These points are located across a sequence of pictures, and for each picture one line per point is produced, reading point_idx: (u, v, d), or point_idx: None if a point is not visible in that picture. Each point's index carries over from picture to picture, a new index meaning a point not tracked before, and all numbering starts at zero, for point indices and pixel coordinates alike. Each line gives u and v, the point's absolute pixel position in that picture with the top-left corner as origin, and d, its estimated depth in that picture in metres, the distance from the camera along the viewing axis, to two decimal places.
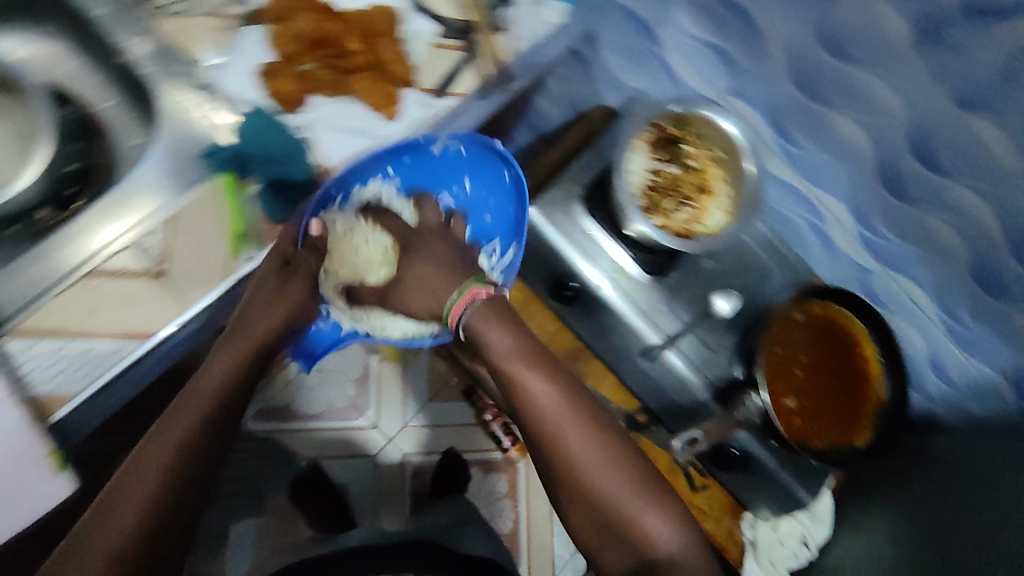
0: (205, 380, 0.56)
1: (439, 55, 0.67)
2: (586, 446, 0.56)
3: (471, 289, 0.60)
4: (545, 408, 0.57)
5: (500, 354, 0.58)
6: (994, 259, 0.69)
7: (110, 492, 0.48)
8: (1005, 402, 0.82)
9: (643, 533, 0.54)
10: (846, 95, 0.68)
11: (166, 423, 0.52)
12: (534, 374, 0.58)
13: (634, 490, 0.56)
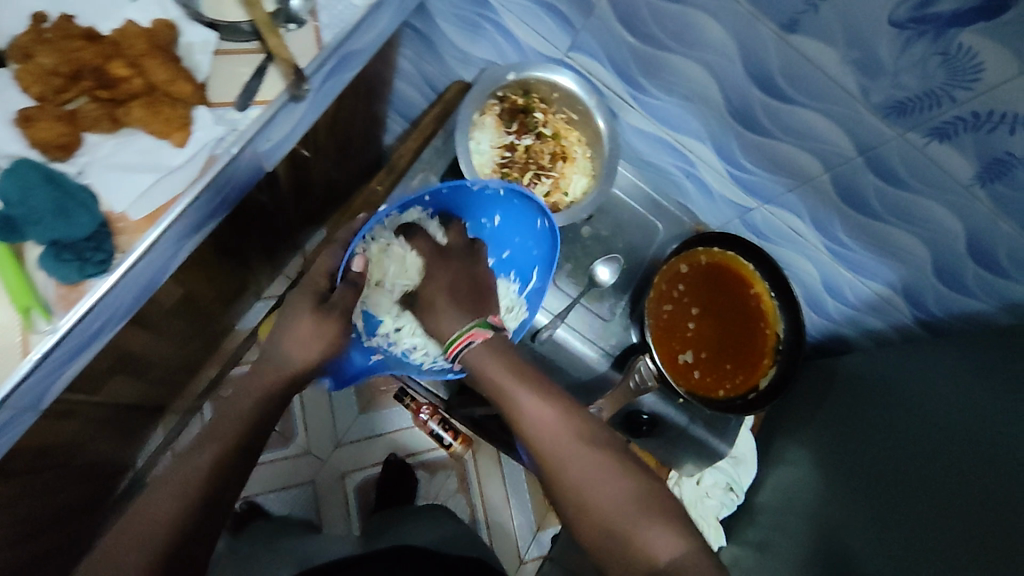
0: (227, 420, 0.56)
1: (231, 62, 0.60)
2: (581, 471, 0.58)
3: (472, 331, 0.65)
4: (542, 433, 0.59)
5: (497, 383, 0.62)
6: (855, 180, 0.67)
7: (147, 502, 0.50)
8: (898, 310, 0.83)
9: (643, 548, 0.54)
10: (677, 35, 0.64)
11: (193, 449, 0.53)
12: (529, 395, 0.61)
13: (627, 513, 0.56)
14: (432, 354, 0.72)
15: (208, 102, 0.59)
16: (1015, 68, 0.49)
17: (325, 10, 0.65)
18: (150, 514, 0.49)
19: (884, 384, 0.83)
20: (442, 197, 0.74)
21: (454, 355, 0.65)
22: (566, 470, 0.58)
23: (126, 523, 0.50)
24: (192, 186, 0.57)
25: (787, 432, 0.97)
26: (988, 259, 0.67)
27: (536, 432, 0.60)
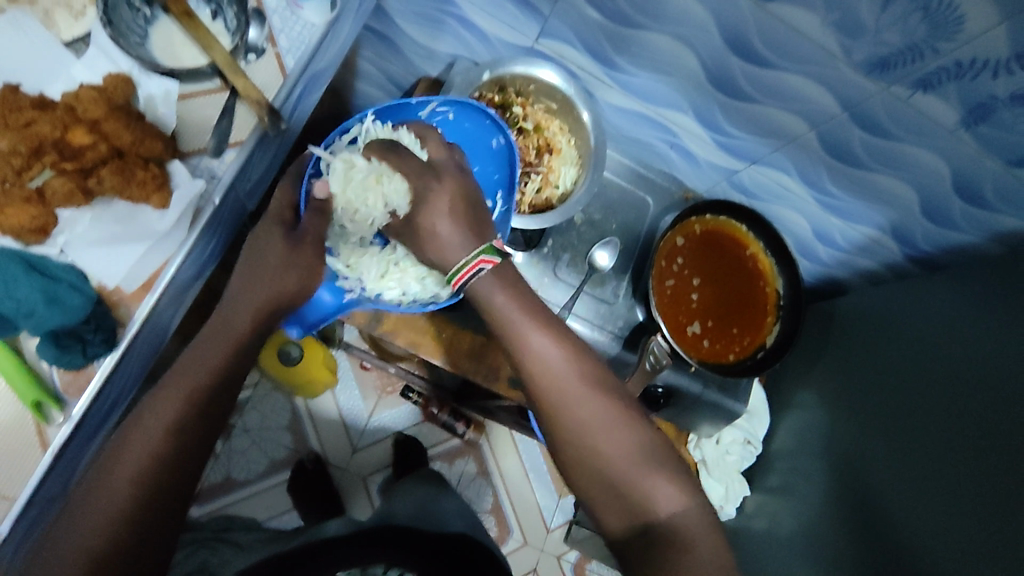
0: (196, 369, 0.52)
1: (198, 108, 0.58)
2: (595, 419, 0.55)
3: (478, 260, 0.57)
4: (553, 375, 0.56)
5: (505, 316, 0.58)
6: (840, 135, 0.68)
7: (115, 448, 0.48)
8: (888, 249, 0.85)
9: (647, 501, 0.54)
10: (648, 14, 0.62)
11: (155, 400, 0.50)
12: (541, 332, 0.57)
13: (636, 463, 0.55)
14: (410, 291, 0.70)
15: (182, 153, 0.57)
16: (996, 16, 0.49)
17: (282, 33, 0.62)
18: (118, 462, 0.47)
19: (882, 321, 0.86)
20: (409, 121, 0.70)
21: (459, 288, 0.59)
22: (573, 414, 0.56)
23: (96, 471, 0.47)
24: (182, 247, 0.56)
25: (792, 376, 1.00)
26: (974, 194, 0.68)
27: (550, 379, 0.56)
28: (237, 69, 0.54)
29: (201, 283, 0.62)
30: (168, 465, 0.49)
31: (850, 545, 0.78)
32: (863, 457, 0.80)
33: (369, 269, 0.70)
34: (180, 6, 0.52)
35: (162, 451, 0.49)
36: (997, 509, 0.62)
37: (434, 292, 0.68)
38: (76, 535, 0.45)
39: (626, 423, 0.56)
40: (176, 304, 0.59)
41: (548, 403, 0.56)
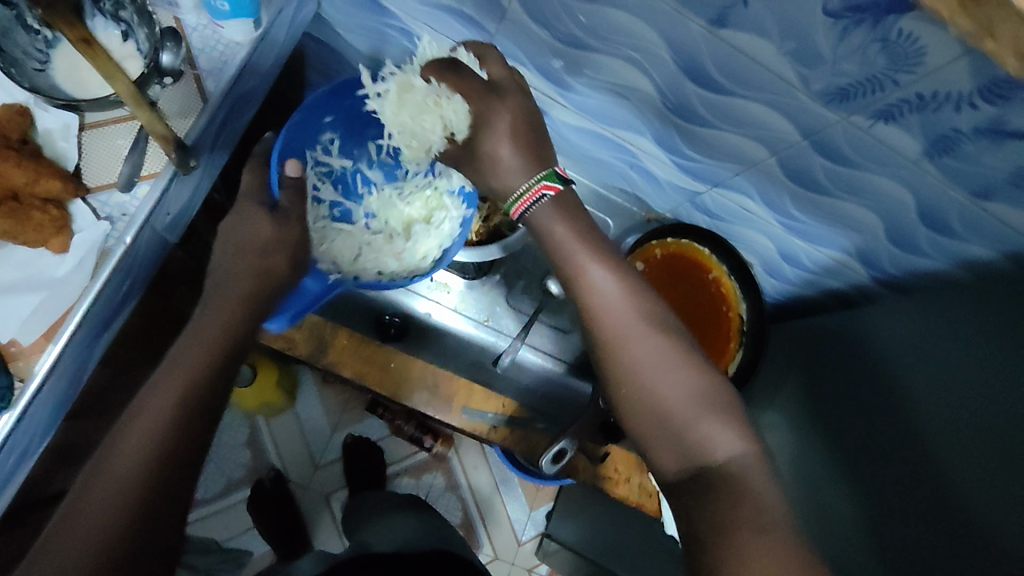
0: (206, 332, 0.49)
1: (104, 139, 0.54)
2: (649, 352, 0.52)
3: (540, 186, 0.55)
4: (610, 307, 0.53)
5: (561, 246, 0.55)
6: (801, 161, 0.65)
7: (154, 384, 0.45)
8: (854, 271, 0.82)
9: (703, 439, 0.49)
10: (596, 34, 0.58)
11: (167, 368, 0.46)
12: (598, 262, 0.55)
13: (694, 406, 0.50)
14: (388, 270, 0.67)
15: (88, 189, 0.53)
16: (956, 52, 0.44)
17: (202, 53, 0.58)
18: (152, 400, 0.44)
19: (846, 339, 0.83)
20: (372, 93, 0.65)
21: (521, 215, 0.56)
22: (626, 353, 0.52)
23: (134, 405, 0.45)
24: (85, 293, 0.52)
25: (759, 398, 0.97)
26: (940, 223, 0.65)
27: (604, 311, 0.53)
28: (144, 102, 0.49)
29: (116, 326, 0.58)
30: (209, 399, 0.46)
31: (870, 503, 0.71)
32: None
33: (347, 250, 0.67)
34: (76, 32, 0.45)
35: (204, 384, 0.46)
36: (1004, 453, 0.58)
37: (414, 263, 0.68)
38: (115, 467, 0.41)
39: (688, 360, 0.52)
40: (88, 350, 0.55)
41: (604, 338, 0.53)
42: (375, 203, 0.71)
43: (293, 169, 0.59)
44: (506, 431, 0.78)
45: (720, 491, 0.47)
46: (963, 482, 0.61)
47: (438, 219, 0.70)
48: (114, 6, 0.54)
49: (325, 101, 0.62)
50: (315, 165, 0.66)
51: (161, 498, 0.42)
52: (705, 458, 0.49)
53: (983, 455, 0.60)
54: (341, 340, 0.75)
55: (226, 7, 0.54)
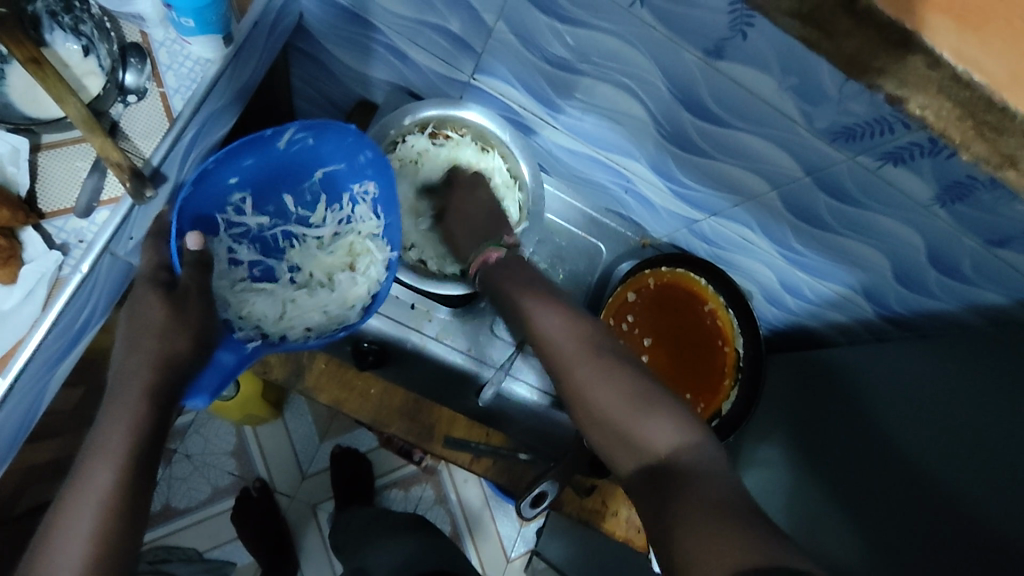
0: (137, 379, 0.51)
1: (62, 162, 0.51)
2: (588, 370, 0.57)
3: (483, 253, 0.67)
4: (558, 346, 0.59)
5: (513, 293, 0.63)
6: (804, 197, 0.61)
7: (93, 438, 0.48)
8: (859, 307, 0.78)
9: (643, 437, 0.53)
10: (586, 59, 0.55)
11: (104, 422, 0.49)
12: (542, 305, 0.62)
13: (641, 410, 0.54)
14: (316, 326, 0.63)
15: (42, 215, 0.51)
16: None
17: (169, 70, 0.55)
18: (97, 454, 0.47)
19: (846, 377, 0.79)
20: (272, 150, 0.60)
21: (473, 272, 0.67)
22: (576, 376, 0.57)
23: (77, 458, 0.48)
24: (36, 324, 0.49)
25: (754, 433, 0.93)
26: (951, 268, 0.61)
27: (549, 335, 0.60)
28: (94, 127, 0.47)
29: (73, 354, 0.55)
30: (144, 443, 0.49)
31: (860, 524, 0.69)
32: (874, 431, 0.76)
33: (271, 312, 0.62)
34: (25, 52, 0.44)
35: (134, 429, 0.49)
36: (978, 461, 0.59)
37: (342, 314, 0.63)
38: (72, 513, 0.45)
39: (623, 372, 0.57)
40: (42, 380, 0.53)
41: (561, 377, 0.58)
42: (296, 256, 0.66)
43: (195, 240, 0.54)
44: (487, 462, 0.78)
45: (663, 477, 0.50)
46: (943, 485, 0.62)
47: (362, 265, 0.65)
48: (74, 19, 0.51)
49: (213, 164, 0.58)
50: (227, 228, 0.62)
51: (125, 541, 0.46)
52: (648, 454, 0.52)
53: (963, 463, 0.60)
54: (320, 365, 0.73)
55: (190, 24, 0.52)
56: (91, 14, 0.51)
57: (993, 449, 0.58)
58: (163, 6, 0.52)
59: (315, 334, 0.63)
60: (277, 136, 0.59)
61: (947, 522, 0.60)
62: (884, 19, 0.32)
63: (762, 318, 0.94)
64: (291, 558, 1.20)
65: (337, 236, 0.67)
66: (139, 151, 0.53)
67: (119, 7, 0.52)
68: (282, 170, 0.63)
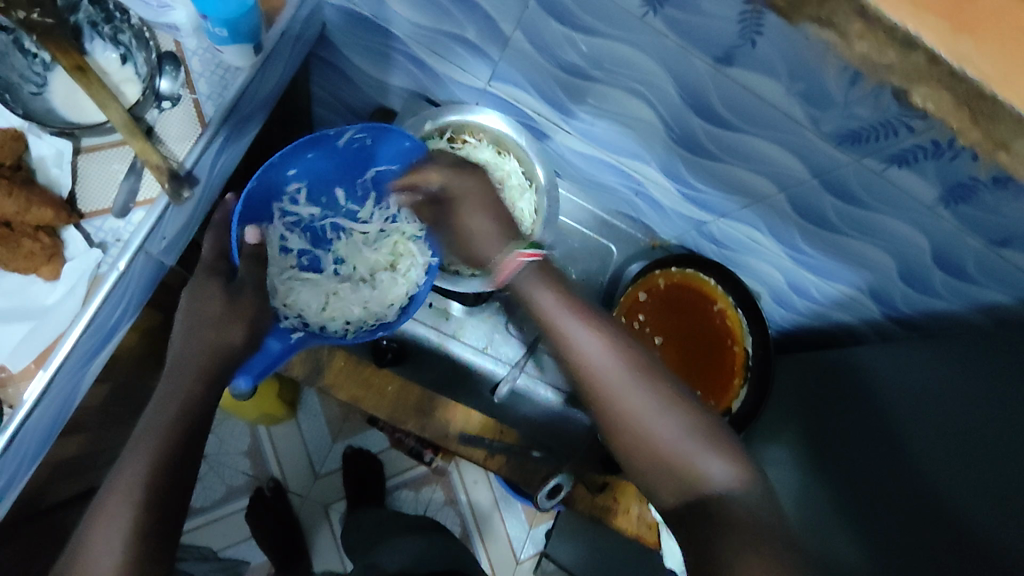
0: (194, 361, 0.55)
1: (100, 165, 0.54)
2: (641, 400, 0.54)
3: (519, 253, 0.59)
4: (596, 368, 0.56)
5: (546, 312, 0.59)
6: (811, 199, 0.63)
7: (147, 421, 0.52)
8: (866, 307, 0.79)
9: (699, 472, 0.52)
10: (600, 65, 0.57)
11: (160, 401, 0.53)
12: (580, 324, 0.57)
13: (690, 444, 0.53)
14: (355, 320, 0.68)
15: (82, 215, 0.53)
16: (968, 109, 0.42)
17: (201, 78, 0.57)
18: (150, 431, 0.51)
19: (853, 376, 0.81)
20: (332, 149, 0.64)
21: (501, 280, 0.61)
22: (617, 404, 0.55)
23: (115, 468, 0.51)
24: (75, 320, 0.52)
25: (763, 432, 0.94)
26: (955, 267, 0.63)
27: (587, 362, 0.56)
28: (134, 131, 0.49)
29: (107, 349, 0.58)
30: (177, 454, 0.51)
31: (865, 530, 0.71)
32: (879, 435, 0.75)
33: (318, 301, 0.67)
34: (71, 60, 0.47)
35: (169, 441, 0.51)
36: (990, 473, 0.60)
37: (381, 312, 0.68)
38: (121, 483, 0.49)
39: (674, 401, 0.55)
40: (79, 373, 0.55)
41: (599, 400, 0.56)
42: (342, 248, 0.71)
43: (249, 235, 0.59)
44: (500, 459, 0.79)
45: (721, 520, 0.49)
46: (947, 493, 0.63)
47: (404, 266, 0.70)
48: (114, 29, 0.54)
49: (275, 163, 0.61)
50: (282, 216, 0.66)
51: (163, 517, 0.49)
52: (704, 488, 0.51)
53: (976, 463, 0.61)
54: (338, 362, 0.74)
55: (222, 34, 0.54)
56: (131, 24, 0.53)
57: (998, 443, 0.60)
58: (198, 18, 0.54)
59: (353, 328, 0.67)
60: (338, 136, 0.63)
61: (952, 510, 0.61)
62: (887, 36, 0.35)
63: (770, 319, 0.96)
64: (305, 557, 1.22)
65: (383, 233, 0.72)
66: (173, 154, 0.56)
67: (155, 19, 0.55)
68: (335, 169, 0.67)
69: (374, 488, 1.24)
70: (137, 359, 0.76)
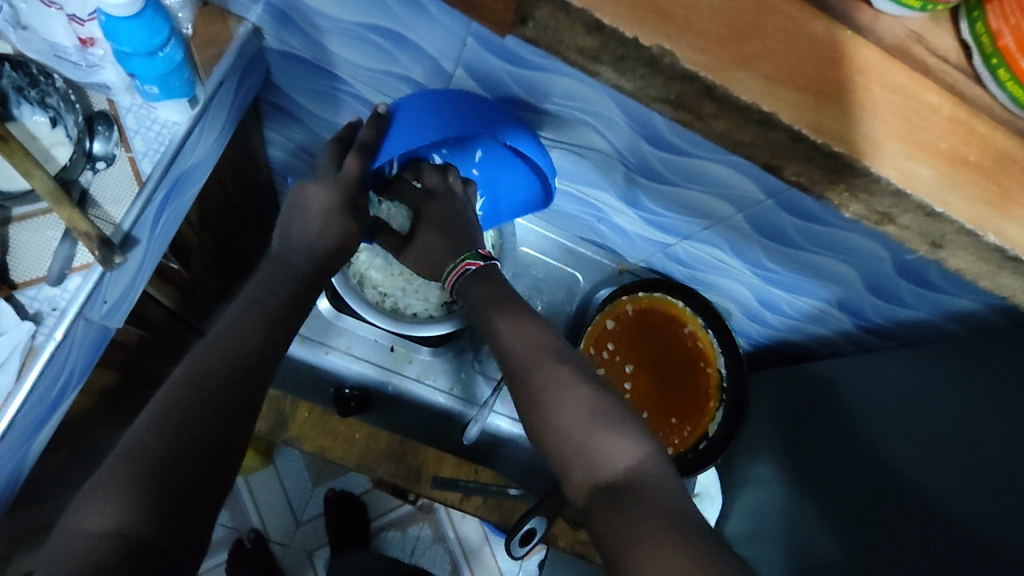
0: (258, 305, 0.53)
1: (36, 230, 0.53)
2: (554, 378, 0.52)
3: (465, 261, 0.63)
4: (517, 347, 0.55)
5: (480, 303, 0.60)
6: (770, 218, 0.61)
7: (223, 336, 0.50)
8: (838, 319, 0.79)
9: (606, 454, 0.49)
10: (549, 98, 0.55)
11: (239, 326, 0.51)
12: (506, 314, 0.58)
13: (595, 423, 0.50)
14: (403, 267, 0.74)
15: (14, 286, 0.52)
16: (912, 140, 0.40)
17: (137, 134, 0.56)
18: (225, 348, 0.49)
19: (833, 389, 0.79)
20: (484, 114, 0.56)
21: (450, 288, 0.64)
22: (533, 392, 0.52)
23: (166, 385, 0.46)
24: (9, 397, 0.50)
25: (746, 451, 0.93)
26: (919, 277, 0.62)
27: (516, 342, 0.55)
28: (61, 198, 0.48)
29: (51, 424, 0.55)
30: (241, 384, 0.47)
31: (873, 537, 0.65)
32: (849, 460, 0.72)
33: (363, 257, 0.75)
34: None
35: (236, 380, 0.47)
36: (976, 493, 0.57)
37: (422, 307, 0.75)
38: (188, 394, 0.45)
39: None
40: (20, 453, 0.52)
41: (520, 381, 0.53)
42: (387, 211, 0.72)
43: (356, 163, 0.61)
44: (478, 500, 0.80)
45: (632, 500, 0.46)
46: (933, 517, 0.60)
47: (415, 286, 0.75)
48: (40, 93, 0.53)
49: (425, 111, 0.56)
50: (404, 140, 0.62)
51: (222, 443, 0.45)
52: (605, 470, 0.48)
53: (958, 481, 0.59)
54: (302, 414, 0.78)
55: (155, 90, 0.52)
56: (57, 87, 0.53)
57: (983, 458, 0.58)
58: (128, 76, 0.53)
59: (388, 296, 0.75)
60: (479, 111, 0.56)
61: (924, 528, 0.60)
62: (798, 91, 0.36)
63: (745, 334, 0.95)
64: None
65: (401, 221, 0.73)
66: (111, 217, 0.54)
67: (85, 78, 0.54)
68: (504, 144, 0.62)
69: (359, 531, 1.20)
70: (93, 424, 0.73)
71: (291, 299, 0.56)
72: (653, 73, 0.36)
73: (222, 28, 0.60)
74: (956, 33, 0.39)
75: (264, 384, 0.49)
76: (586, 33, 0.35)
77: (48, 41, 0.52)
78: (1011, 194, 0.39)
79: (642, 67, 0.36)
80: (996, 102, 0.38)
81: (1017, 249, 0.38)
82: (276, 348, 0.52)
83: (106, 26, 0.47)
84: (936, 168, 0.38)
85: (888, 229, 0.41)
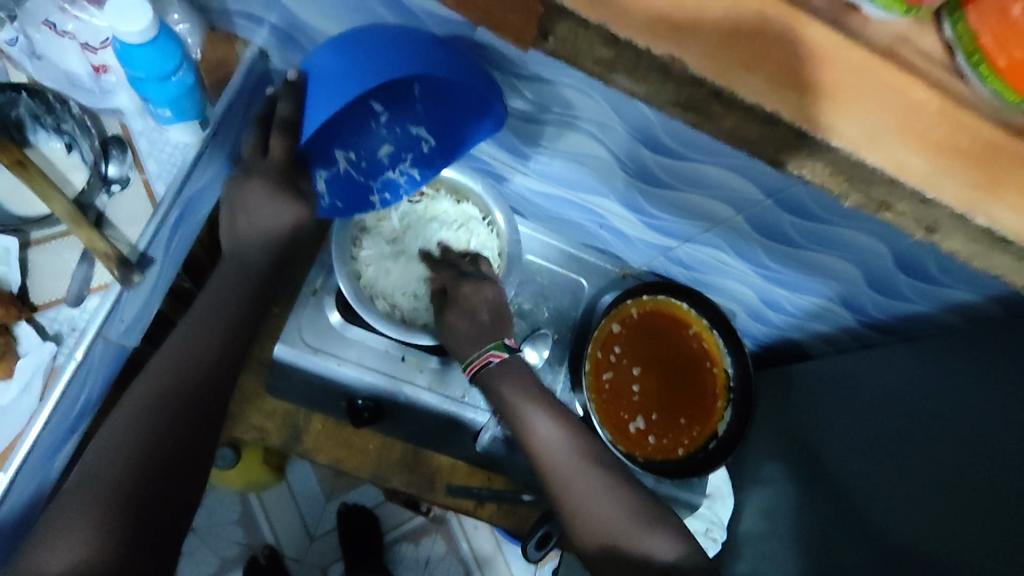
0: (206, 318, 0.57)
1: (54, 253, 0.54)
2: (590, 485, 0.62)
3: (488, 353, 0.66)
4: (550, 452, 0.63)
5: (510, 400, 0.65)
6: (768, 217, 0.62)
7: (168, 355, 0.53)
8: (840, 316, 0.80)
9: (644, 554, 0.60)
10: (549, 109, 0.56)
11: (183, 344, 0.54)
12: (535, 415, 0.64)
13: (632, 527, 0.61)
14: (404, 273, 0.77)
15: (35, 308, 0.54)
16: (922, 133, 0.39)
17: (150, 157, 0.58)
18: (171, 371, 0.52)
19: (840, 385, 0.79)
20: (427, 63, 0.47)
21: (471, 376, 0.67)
22: (570, 493, 0.62)
23: (116, 414, 0.50)
24: (34, 414, 0.51)
25: (757, 451, 0.93)
26: (917, 271, 0.63)
27: (548, 447, 0.63)
28: (80, 220, 0.50)
29: (74, 440, 0.57)
30: (193, 402, 0.52)
31: (886, 530, 0.66)
32: (857, 455, 0.72)
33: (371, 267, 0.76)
34: (11, 156, 0.49)
35: (176, 403, 0.51)
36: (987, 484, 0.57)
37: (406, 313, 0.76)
38: (131, 421, 0.49)
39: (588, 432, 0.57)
40: (45, 468, 0.54)
41: (556, 484, 0.63)
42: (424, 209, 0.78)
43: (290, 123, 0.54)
44: (492, 507, 0.82)
45: None
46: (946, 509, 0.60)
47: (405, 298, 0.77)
48: (56, 119, 0.55)
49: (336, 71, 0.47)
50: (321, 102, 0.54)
51: (167, 464, 0.49)
52: (644, 564, 0.60)
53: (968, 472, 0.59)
54: (315, 427, 0.79)
55: (167, 113, 0.54)
56: (72, 113, 0.55)
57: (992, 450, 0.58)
58: (140, 100, 0.55)
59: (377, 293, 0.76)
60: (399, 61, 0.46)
61: (935, 519, 0.61)
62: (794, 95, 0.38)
63: (748, 334, 0.96)
64: None
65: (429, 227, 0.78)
66: (126, 237, 0.56)
67: (98, 104, 0.56)
68: (447, 88, 0.56)
69: (373, 544, 1.20)
70: None
71: (250, 308, 0.60)
72: (643, 56, 0.37)
73: (229, 50, 0.61)
74: (940, 32, 0.40)
75: (213, 400, 0.54)
76: (605, 44, 0.37)
77: (63, 69, 0.54)
78: (1007, 171, 0.40)
79: (632, 56, 0.37)
80: (985, 91, 0.41)
81: (1001, 230, 0.40)
82: (224, 360, 0.56)
83: (120, 54, 0.48)
84: (930, 144, 0.39)
85: (886, 216, 0.43)
